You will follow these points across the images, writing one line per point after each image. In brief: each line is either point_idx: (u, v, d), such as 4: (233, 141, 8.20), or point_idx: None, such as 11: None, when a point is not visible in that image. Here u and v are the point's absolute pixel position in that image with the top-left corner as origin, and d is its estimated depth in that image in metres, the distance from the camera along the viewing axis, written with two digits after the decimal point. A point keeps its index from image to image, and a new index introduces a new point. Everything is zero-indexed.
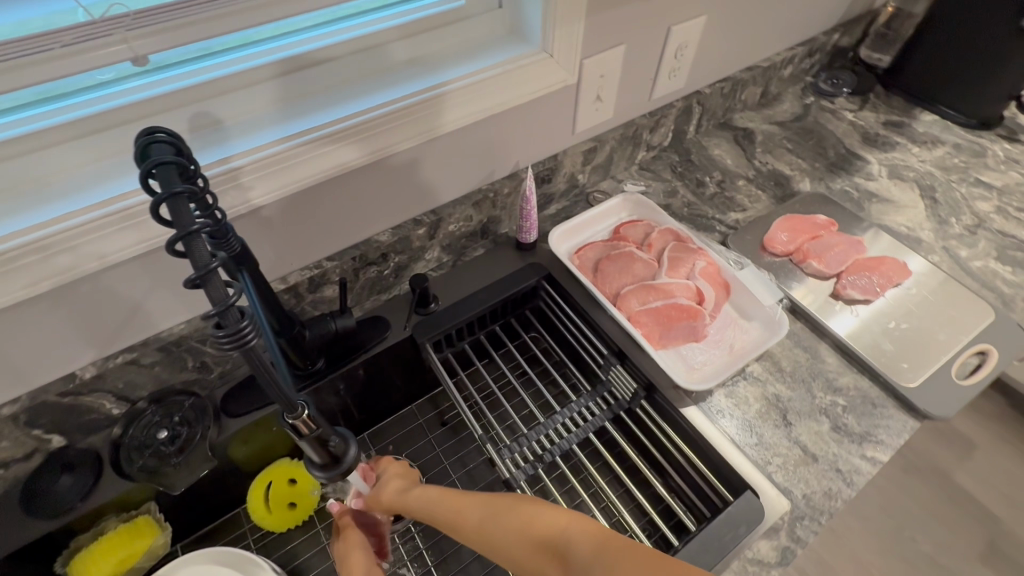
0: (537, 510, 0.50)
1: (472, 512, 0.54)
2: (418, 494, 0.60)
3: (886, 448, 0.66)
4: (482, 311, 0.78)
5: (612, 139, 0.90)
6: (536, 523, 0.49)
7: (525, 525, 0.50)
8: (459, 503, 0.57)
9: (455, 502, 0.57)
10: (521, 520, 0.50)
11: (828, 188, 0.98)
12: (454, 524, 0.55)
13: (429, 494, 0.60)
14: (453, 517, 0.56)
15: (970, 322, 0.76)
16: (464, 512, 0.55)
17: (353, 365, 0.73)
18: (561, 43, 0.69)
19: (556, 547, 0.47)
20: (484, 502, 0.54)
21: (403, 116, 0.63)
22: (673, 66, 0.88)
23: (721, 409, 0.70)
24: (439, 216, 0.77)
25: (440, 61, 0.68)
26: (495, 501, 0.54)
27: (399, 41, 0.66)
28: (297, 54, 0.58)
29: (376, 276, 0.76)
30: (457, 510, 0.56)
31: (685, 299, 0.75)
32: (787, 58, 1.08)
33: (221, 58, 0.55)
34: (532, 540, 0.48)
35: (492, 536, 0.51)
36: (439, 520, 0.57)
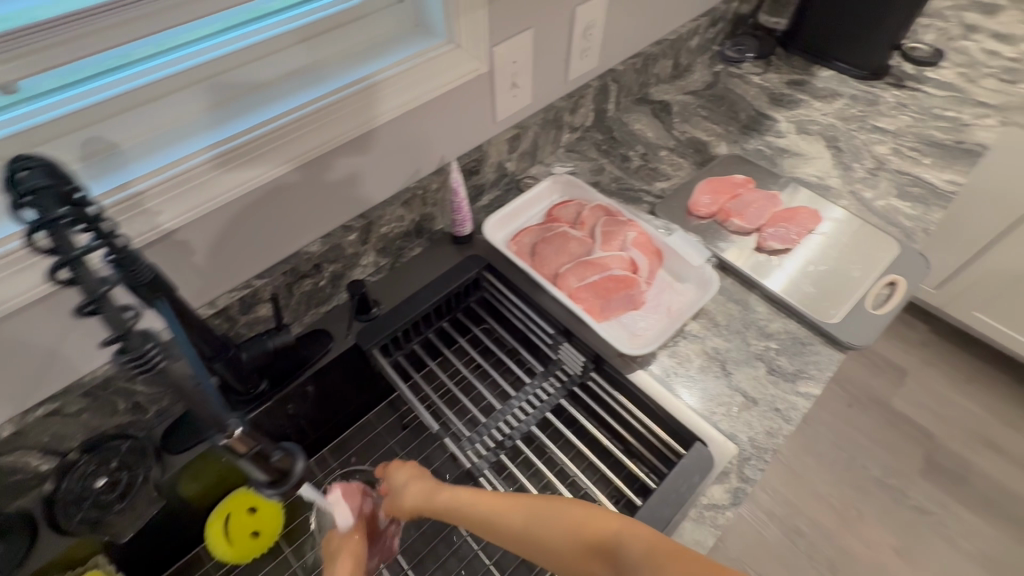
0: (591, 510, 0.48)
1: (515, 510, 0.52)
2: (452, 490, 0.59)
3: (817, 382, 0.70)
4: (427, 309, 0.80)
5: (535, 125, 0.92)
6: (590, 525, 0.47)
7: (575, 522, 0.48)
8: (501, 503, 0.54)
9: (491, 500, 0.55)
10: (573, 521, 0.48)
11: (744, 149, 1.03)
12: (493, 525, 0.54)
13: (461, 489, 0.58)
14: (491, 518, 0.54)
15: (878, 257, 0.83)
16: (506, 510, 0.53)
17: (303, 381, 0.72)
18: (467, 32, 0.69)
19: (610, 551, 0.45)
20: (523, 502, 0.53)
21: (312, 122, 0.62)
22: (583, 47, 0.89)
23: (668, 371, 0.72)
24: (369, 219, 0.76)
25: (345, 63, 0.67)
26: (546, 502, 0.51)
27: (296, 44, 0.64)
28: (194, 67, 0.56)
29: (312, 289, 0.75)
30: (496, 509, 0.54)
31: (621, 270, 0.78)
32: (692, 30, 1.13)
33: (108, 77, 0.53)
34: (582, 543, 0.47)
35: (542, 537, 0.49)
36: (475, 519, 0.55)
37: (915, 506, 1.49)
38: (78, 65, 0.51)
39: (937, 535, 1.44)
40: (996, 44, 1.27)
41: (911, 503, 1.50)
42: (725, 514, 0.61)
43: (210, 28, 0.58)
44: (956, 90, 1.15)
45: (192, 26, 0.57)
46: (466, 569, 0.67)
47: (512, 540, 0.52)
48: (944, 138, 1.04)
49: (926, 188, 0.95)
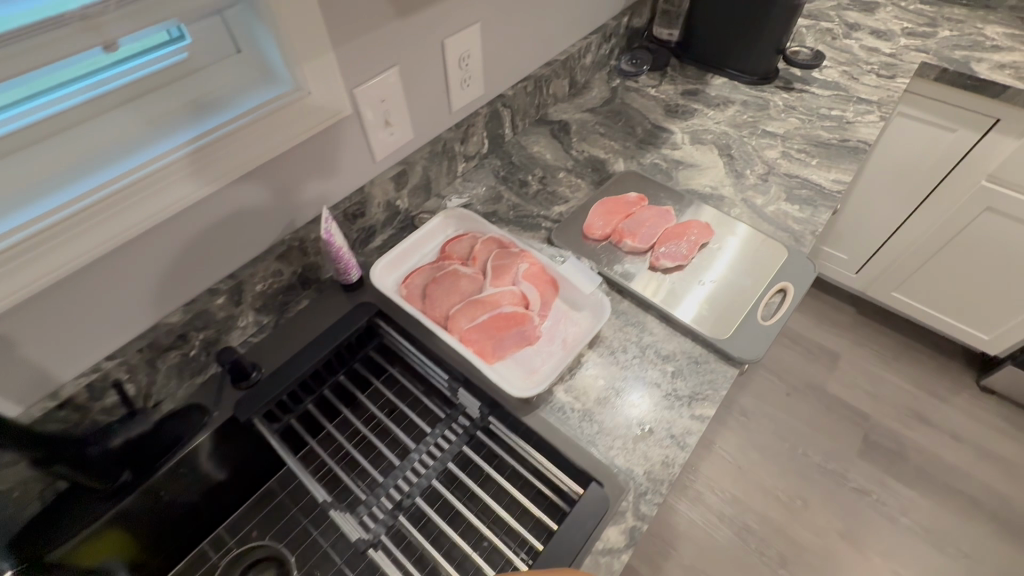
0: None
1: None
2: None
3: (712, 403, 0.70)
4: (314, 366, 0.75)
5: (421, 160, 0.89)
6: None
7: None
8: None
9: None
10: None
11: (640, 164, 1.03)
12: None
13: None
14: None
15: (768, 265, 0.83)
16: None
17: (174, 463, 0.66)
18: (315, 78, 0.65)
19: None
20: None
21: (138, 192, 0.56)
22: (462, 77, 0.87)
23: (566, 408, 0.70)
24: (239, 279, 0.71)
25: (181, 118, 0.61)
26: None
27: (121, 105, 0.58)
28: None
29: (181, 360, 0.70)
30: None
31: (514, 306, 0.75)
32: (583, 48, 1.13)
33: None
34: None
35: None
36: None
37: (856, 489, 1.53)
38: None
39: (878, 515, 1.48)
40: (875, 41, 1.33)
41: (851, 486, 1.53)
42: (620, 559, 0.59)
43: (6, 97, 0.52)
44: (840, 89, 1.19)
45: None
46: None
47: None
48: (829, 137, 1.07)
49: (814, 189, 0.97)
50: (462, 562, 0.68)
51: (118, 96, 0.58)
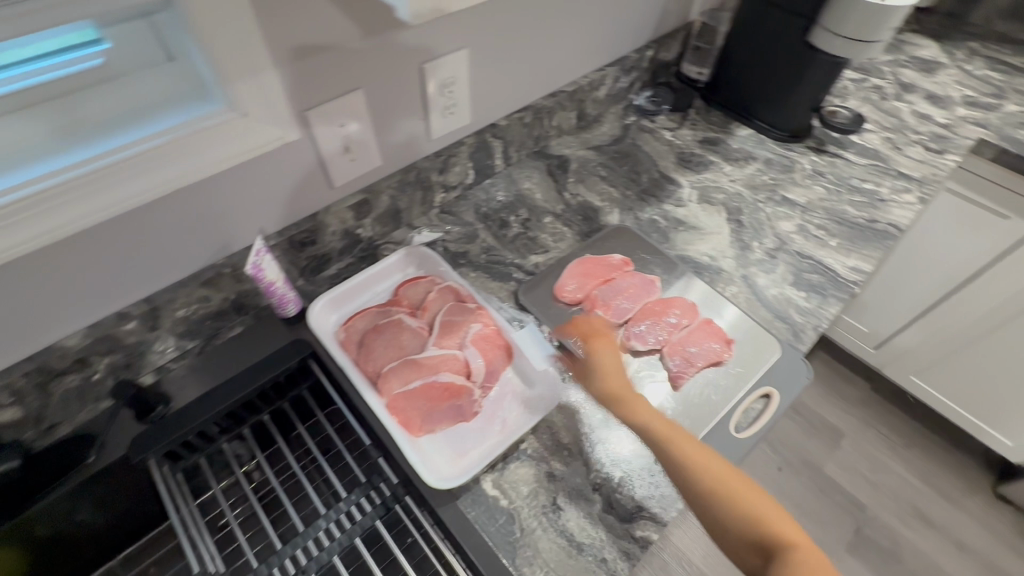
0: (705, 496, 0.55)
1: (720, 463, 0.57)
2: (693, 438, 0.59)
3: (657, 524, 0.60)
4: (229, 406, 0.68)
5: (389, 188, 0.81)
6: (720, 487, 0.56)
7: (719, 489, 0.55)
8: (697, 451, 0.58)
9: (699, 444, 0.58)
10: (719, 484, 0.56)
11: (637, 218, 0.93)
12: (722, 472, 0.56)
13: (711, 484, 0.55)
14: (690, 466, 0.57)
15: (756, 363, 0.73)
16: (712, 465, 0.56)
17: (94, 473, 0.63)
18: (250, 97, 0.57)
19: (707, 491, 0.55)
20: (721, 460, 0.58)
21: (15, 214, 0.49)
22: (445, 104, 0.79)
23: (490, 503, 0.61)
24: (155, 303, 0.65)
25: (86, 135, 0.54)
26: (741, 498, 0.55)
27: (15, 112, 0.52)
28: None
29: (81, 383, 0.64)
30: (701, 464, 0.56)
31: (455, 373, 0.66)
32: (596, 80, 1.03)
33: None
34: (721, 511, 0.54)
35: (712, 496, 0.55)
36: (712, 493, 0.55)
37: None
38: None
39: None
40: (928, 106, 1.19)
41: None
42: None
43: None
44: (878, 159, 1.06)
45: None
46: None
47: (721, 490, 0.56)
48: (855, 215, 0.95)
49: (827, 274, 0.86)
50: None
51: (7, 103, 0.51)
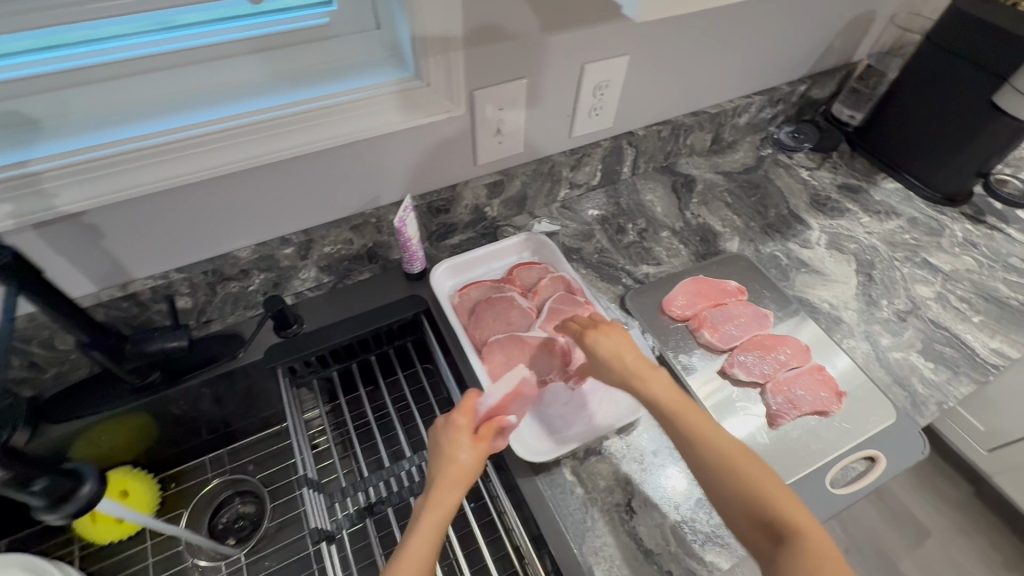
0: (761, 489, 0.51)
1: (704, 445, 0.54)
2: (709, 422, 0.55)
3: (730, 554, 0.59)
4: (348, 339, 0.75)
5: (523, 175, 0.85)
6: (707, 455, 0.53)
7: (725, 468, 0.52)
8: (731, 447, 0.54)
9: (714, 432, 0.55)
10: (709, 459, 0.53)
11: (758, 250, 0.91)
12: (719, 467, 0.53)
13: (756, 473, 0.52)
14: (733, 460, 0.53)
15: (865, 422, 0.69)
16: (748, 473, 0.52)
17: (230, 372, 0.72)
18: (437, 71, 0.64)
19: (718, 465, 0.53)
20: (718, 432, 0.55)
21: (230, 138, 0.58)
22: (593, 105, 0.82)
23: (566, 487, 0.63)
24: (311, 236, 0.74)
25: (297, 83, 0.62)
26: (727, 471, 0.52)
27: (250, 54, 0.60)
28: (121, 59, 0.54)
29: (239, 291, 0.73)
30: (736, 465, 0.52)
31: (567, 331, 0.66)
32: (741, 106, 1.02)
33: (26, 58, 0.52)
34: (755, 521, 0.50)
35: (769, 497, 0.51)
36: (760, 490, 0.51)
37: None
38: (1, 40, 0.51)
39: None
40: None
41: None
42: None
43: (159, 23, 0.56)
44: None
45: (135, 19, 0.55)
46: None
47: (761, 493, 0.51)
48: (1007, 295, 0.86)
49: (962, 351, 0.79)
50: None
51: (248, 45, 0.59)
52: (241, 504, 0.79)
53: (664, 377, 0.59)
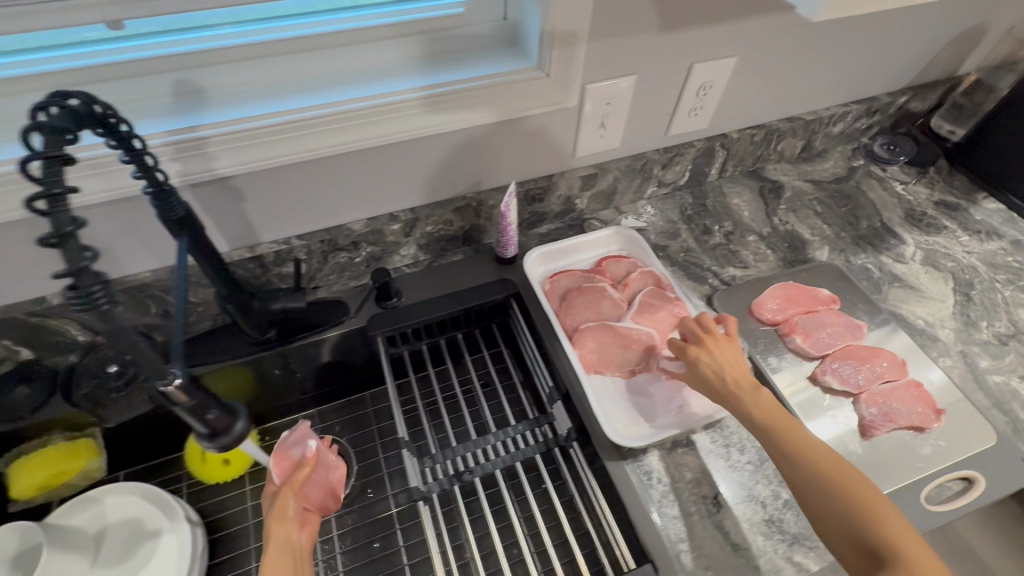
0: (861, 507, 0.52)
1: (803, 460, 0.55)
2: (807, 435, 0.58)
3: (818, 557, 0.60)
4: (442, 315, 0.79)
5: (617, 169, 0.87)
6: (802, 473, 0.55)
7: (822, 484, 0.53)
8: (834, 463, 0.55)
9: (812, 450, 0.56)
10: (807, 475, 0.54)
11: (848, 261, 0.89)
12: (815, 479, 0.54)
13: (861, 489, 0.52)
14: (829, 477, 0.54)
15: (965, 443, 0.67)
16: (852, 491, 0.53)
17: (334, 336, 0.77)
18: (559, 63, 0.66)
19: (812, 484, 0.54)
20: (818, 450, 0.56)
21: (370, 116, 0.62)
22: (694, 105, 0.83)
23: (654, 474, 0.65)
24: (417, 215, 0.78)
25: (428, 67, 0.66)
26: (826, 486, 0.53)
27: (391, 38, 0.64)
28: (281, 38, 0.59)
29: (346, 262, 0.78)
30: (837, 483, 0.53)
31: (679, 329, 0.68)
32: (837, 115, 1.00)
33: (201, 33, 0.57)
34: (851, 540, 0.51)
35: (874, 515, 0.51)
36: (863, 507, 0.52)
37: None
38: (183, 17, 0.56)
39: None
40: None
41: None
42: None
43: (316, 8, 0.60)
44: None
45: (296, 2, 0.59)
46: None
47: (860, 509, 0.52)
48: None
49: None
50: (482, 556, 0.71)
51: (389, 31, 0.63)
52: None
53: (765, 397, 0.61)
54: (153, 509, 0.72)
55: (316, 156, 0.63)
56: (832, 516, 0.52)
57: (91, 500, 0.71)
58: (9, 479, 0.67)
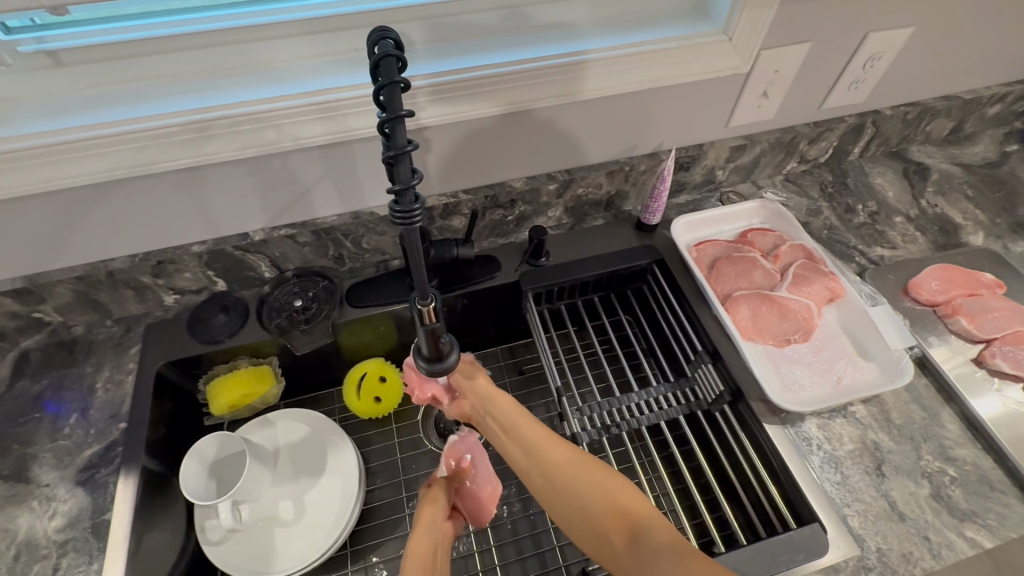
0: (629, 494, 0.56)
1: (537, 439, 0.61)
2: (510, 406, 0.64)
3: (991, 534, 0.59)
4: (589, 276, 0.80)
5: (766, 142, 0.86)
6: (582, 478, 0.57)
7: (599, 489, 0.57)
8: (579, 467, 0.58)
9: (559, 453, 0.60)
10: (576, 474, 0.58)
11: (1006, 248, 0.86)
12: (537, 454, 0.61)
13: (557, 455, 0.60)
14: (541, 453, 0.60)
15: None
16: (581, 486, 0.57)
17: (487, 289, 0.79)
18: (746, 26, 0.67)
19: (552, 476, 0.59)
20: (547, 440, 0.61)
21: (559, 73, 0.66)
22: (857, 78, 0.81)
23: (812, 441, 0.66)
24: (572, 176, 0.80)
25: (614, 28, 0.70)
26: (560, 454, 0.60)
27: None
28: None
29: (499, 219, 0.81)
30: (602, 492, 0.56)
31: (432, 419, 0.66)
32: (998, 95, 0.95)
33: None
34: (599, 520, 0.55)
35: (576, 488, 0.57)
36: (563, 489, 0.58)
37: None
38: None
39: None
40: None
41: None
42: None
43: None
44: None
45: None
46: (527, 519, 0.74)
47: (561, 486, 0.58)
48: None
49: None
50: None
51: None
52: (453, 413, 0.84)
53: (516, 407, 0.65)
54: (318, 436, 0.76)
55: (507, 112, 0.67)
56: (561, 482, 0.58)
57: (267, 422, 0.77)
58: (207, 396, 0.74)
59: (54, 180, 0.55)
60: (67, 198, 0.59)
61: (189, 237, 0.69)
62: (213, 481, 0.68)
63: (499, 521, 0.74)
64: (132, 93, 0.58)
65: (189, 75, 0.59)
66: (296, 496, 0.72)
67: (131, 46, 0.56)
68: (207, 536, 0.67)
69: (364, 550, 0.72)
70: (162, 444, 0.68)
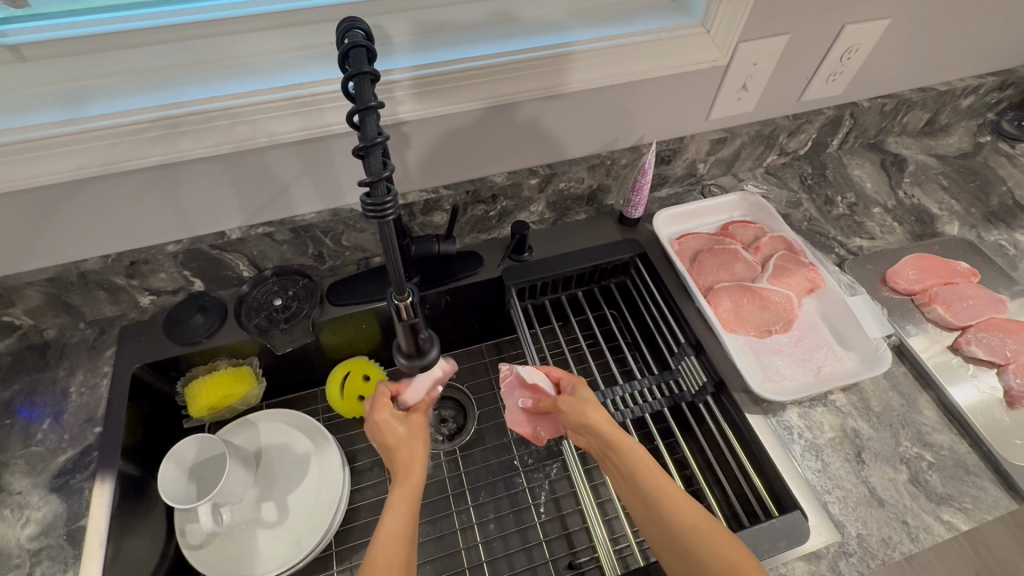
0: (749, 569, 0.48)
1: (659, 488, 0.56)
2: (633, 451, 0.60)
3: (967, 517, 0.60)
4: (572, 271, 0.80)
5: (745, 134, 0.86)
6: (699, 539, 0.51)
7: (717, 553, 0.50)
8: (706, 528, 0.52)
9: (684, 510, 0.54)
10: (694, 532, 0.52)
11: (980, 237, 0.87)
12: (655, 504, 0.55)
13: (680, 509, 0.54)
14: (660, 504, 0.55)
15: None
16: (703, 546, 0.51)
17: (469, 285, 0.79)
18: (723, 18, 0.67)
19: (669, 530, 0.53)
20: (674, 493, 0.55)
21: (543, 65, 0.65)
22: (835, 70, 0.82)
23: (794, 430, 0.66)
24: (554, 171, 0.79)
25: (596, 21, 0.70)
26: (680, 508, 0.54)
27: None
28: None
29: (481, 215, 0.80)
30: (723, 559, 0.49)
31: (534, 427, 0.72)
32: (971, 87, 0.96)
33: None
34: None
35: (691, 549, 0.51)
36: (680, 545, 0.52)
37: None
38: None
39: None
40: None
41: None
42: None
43: None
44: None
45: None
46: (513, 515, 0.74)
47: (679, 544, 0.52)
48: None
49: None
50: (604, 503, 0.74)
51: None
52: (439, 409, 0.83)
53: (641, 453, 0.60)
54: (303, 438, 0.75)
55: (492, 105, 0.67)
56: (681, 539, 0.52)
57: (248, 423, 0.76)
58: (185, 398, 0.73)
59: (19, 179, 0.54)
60: (31, 198, 0.58)
61: (164, 237, 0.67)
62: (191, 484, 0.66)
63: (485, 517, 0.74)
64: (100, 88, 0.56)
65: (161, 71, 0.58)
66: (279, 498, 0.71)
67: (104, 39, 0.55)
68: (186, 540, 0.66)
69: (349, 549, 0.71)
70: (138, 448, 0.67)
